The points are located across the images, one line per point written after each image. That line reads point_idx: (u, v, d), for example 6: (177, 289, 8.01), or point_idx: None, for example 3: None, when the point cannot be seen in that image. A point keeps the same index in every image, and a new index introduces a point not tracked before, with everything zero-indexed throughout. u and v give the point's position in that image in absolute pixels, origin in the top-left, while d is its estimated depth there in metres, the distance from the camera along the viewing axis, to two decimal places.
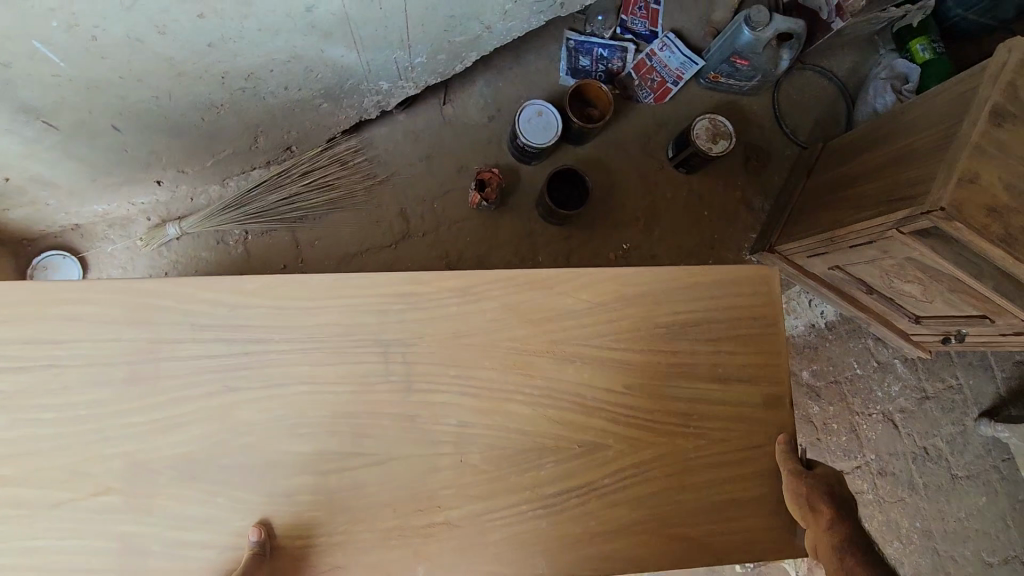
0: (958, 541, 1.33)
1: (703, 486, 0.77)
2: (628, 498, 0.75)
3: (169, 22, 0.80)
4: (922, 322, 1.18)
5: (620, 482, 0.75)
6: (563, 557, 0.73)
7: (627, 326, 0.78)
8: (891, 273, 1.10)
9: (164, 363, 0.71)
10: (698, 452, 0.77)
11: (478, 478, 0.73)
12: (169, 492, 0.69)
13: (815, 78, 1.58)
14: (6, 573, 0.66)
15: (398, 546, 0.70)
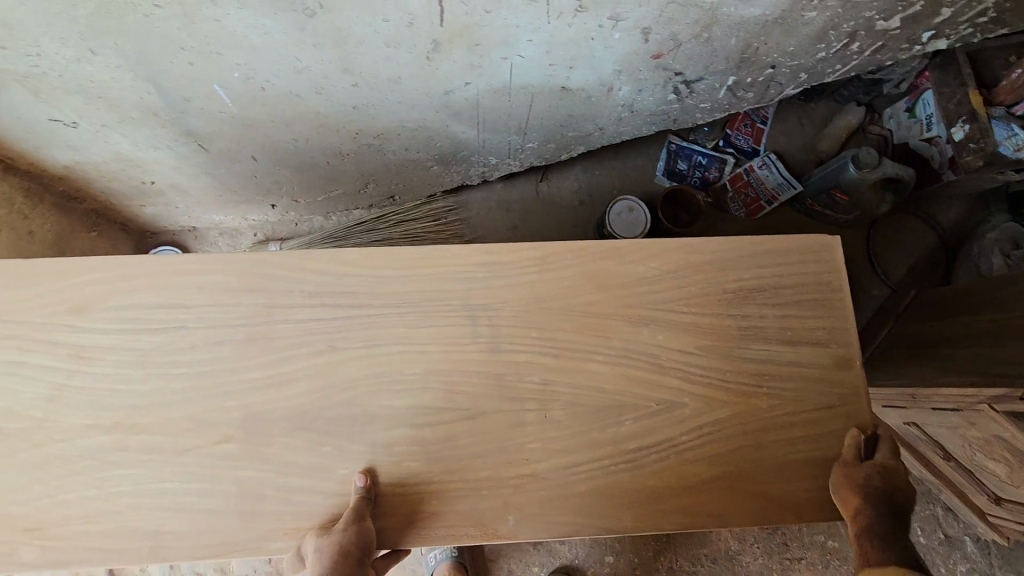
0: None
1: (780, 445, 0.79)
2: (705, 454, 0.78)
3: (328, 85, 1.00)
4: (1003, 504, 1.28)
5: (696, 439, 0.78)
6: (644, 510, 0.75)
7: (698, 293, 0.82)
8: (975, 445, 1.22)
9: (277, 325, 0.78)
10: (773, 412, 0.79)
11: (561, 434, 0.77)
12: (282, 442, 0.76)
13: (915, 223, 1.71)
14: (140, 509, 0.74)
15: (489, 496, 0.75)
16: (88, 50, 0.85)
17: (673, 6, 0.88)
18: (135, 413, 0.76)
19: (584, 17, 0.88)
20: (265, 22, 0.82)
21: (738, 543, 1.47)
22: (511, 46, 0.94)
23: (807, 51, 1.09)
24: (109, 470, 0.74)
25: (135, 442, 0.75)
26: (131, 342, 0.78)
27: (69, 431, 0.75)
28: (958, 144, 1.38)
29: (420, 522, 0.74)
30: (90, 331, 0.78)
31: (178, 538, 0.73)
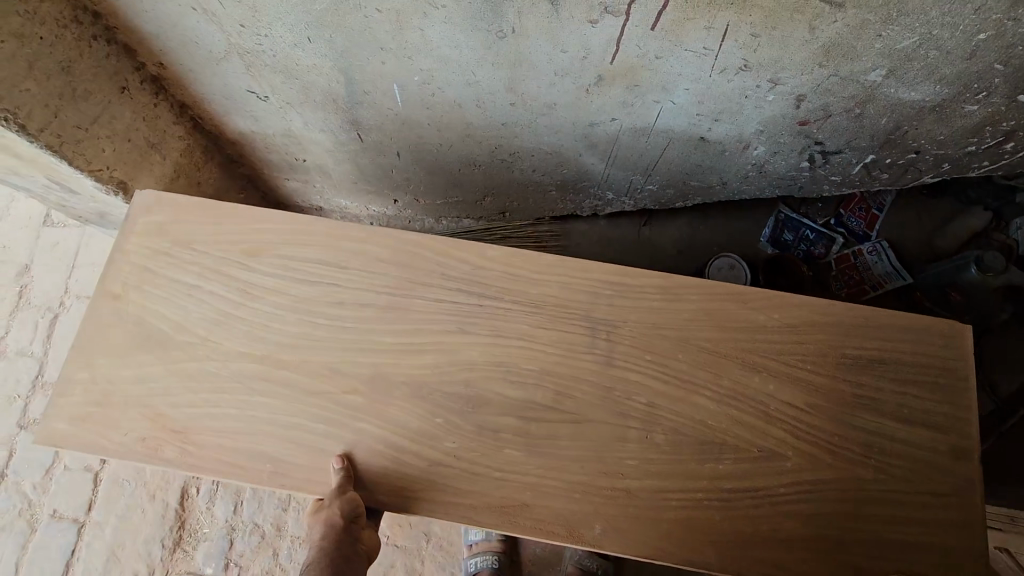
0: None
1: (881, 520, 0.77)
2: (802, 512, 0.77)
3: (487, 99, 1.10)
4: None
5: (795, 495, 0.78)
6: (732, 551, 0.76)
7: (816, 352, 0.83)
8: None
9: (416, 300, 0.86)
10: (878, 485, 0.78)
11: (660, 457, 0.79)
12: (400, 404, 0.82)
13: None
14: (267, 436, 0.81)
15: (581, 500, 0.78)
16: (306, 37, 0.96)
17: (835, 78, 0.94)
18: (280, 350, 0.84)
19: (745, 76, 0.94)
20: (459, 37, 0.93)
21: None
22: (666, 91, 1.01)
23: (957, 141, 1.14)
24: (250, 396, 0.83)
25: (275, 377, 0.83)
26: (288, 288, 0.87)
27: (224, 353, 0.84)
28: None
29: (512, 509, 0.78)
30: (259, 272, 0.88)
31: (294, 471, 0.80)
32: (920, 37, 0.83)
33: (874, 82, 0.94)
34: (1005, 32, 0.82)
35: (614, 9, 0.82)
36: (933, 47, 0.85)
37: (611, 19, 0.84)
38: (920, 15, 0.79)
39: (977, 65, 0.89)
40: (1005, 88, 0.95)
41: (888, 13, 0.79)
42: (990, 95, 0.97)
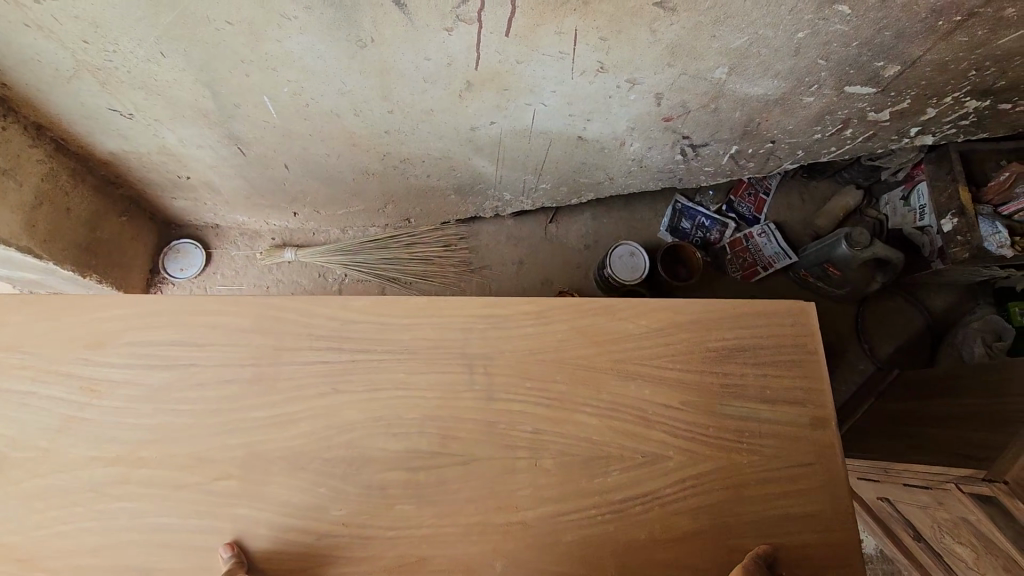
0: None
1: (759, 500, 0.83)
2: (687, 508, 0.82)
3: (366, 109, 1.10)
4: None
5: (679, 491, 0.82)
6: (629, 558, 0.79)
7: (686, 352, 0.88)
8: (943, 527, 1.30)
9: (283, 365, 0.85)
10: (753, 468, 0.84)
11: (551, 481, 0.82)
12: (280, 480, 0.81)
13: (904, 307, 1.80)
14: (128, 547, 0.78)
15: (478, 542, 0.80)
16: (159, 52, 0.96)
17: (684, 76, 0.97)
18: (139, 447, 0.81)
19: (604, 77, 0.98)
20: (322, 48, 0.94)
21: None
22: (535, 94, 1.04)
23: (804, 133, 1.12)
24: (107, 502, 0.79)
25: (133, 476, 0.80)
26: (142, 378, 0.84)
27: (74, 463, 0.81)
28: (947, 235, 1.51)
29: (411, 565, 0.78)
30: (103, 363, 0.84)
31: (165, 572, 0.77)
32: (750, 37, 0.86)
33: (719, 79, 0.97)
34: (819, 32, 0.84)
35: (465, 17, 0.85)
36: (762, 46, 0.88)
37: (465, 27, 0.87)
38: (745, 17, 0.82)
39: (803, 61, 0.91)
40: (832, 81, 0.96)
41: (715, 15, 0.82)
42: (821, 86, 0.97)
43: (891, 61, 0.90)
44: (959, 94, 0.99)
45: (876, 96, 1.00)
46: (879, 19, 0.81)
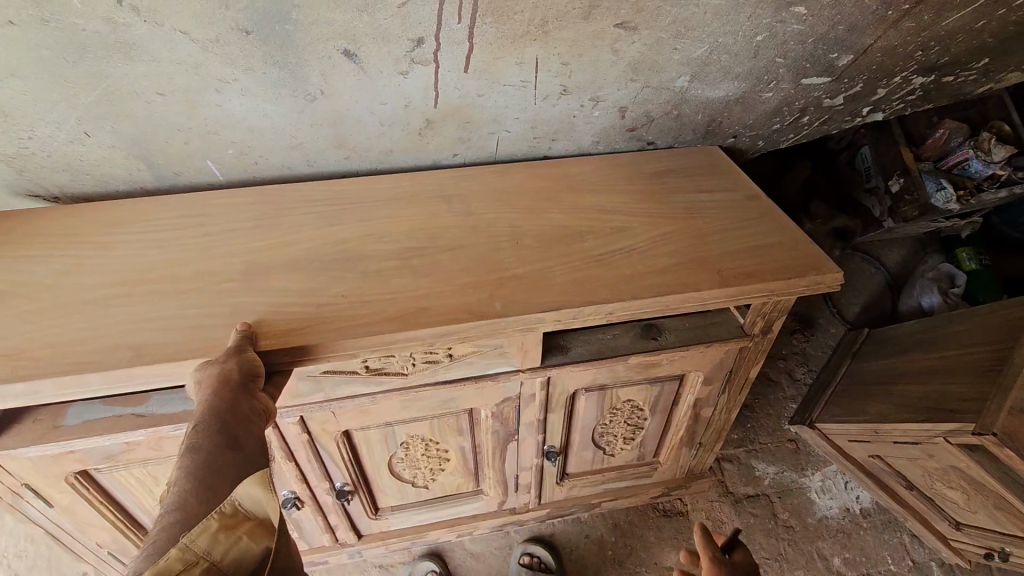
0: None
1: (725, 241, 0.89)
2: (664, 251, 0.87)
3: (319, 158, 1.01)
4: (963, 528, 1.47)
5: (652, 243, 0.88)
6: (623, 287, 0.81)
7: (626, 175, 1.04)
8: (935, 476, 1.38)
9: (283, 219, 0.91)
10: (711, 225, 0.92)
11: (536, 252, 0.86)
12: (275, 275, 0.81)
13: (862, 263, 1.90)
14: (125, 329, 0.73)
15: (476, 291, 0.80)
16: (83, 131, 0.87)
17: (648, 90, 0.97)
18: (142, 274, 0.81)
19: (569, 99, 0.97)
20: (267, 106, 0.89)
21: (714, 525, 1.58)
22: (499, 122, 1.00)
23: (764, 126, 1.13)
24: (102, 310, 0.76)
25: (135, 289, 0.79)
26: (147, 235, 0.88)
27: (71, 288, 0.79)
28: (895, 194, 1.58)
29: (410, 313, 0.76)
30: (120, 230, 0.88)
31: (162, 347, 0.71)
32: (710, 45, 0.90)
33: (682, 87, 0.98)
34: (777, 33, 0.89)
35: (422, 59, 0.85)
36: (723, 51, 0.91)
37: (421, 68, 0.86)
38: (705, 27, 0.86)
39: (762, 62, 0.94)
40: (789, 74, 0.98)
41: (676, 29, 0.86)
42: (779, 82, 0.99)
43: (844, 50, 0.93)
44: (907, 71, 1.02)
45: (831, 84, 1.02)
46: (833, 15, 0.86)
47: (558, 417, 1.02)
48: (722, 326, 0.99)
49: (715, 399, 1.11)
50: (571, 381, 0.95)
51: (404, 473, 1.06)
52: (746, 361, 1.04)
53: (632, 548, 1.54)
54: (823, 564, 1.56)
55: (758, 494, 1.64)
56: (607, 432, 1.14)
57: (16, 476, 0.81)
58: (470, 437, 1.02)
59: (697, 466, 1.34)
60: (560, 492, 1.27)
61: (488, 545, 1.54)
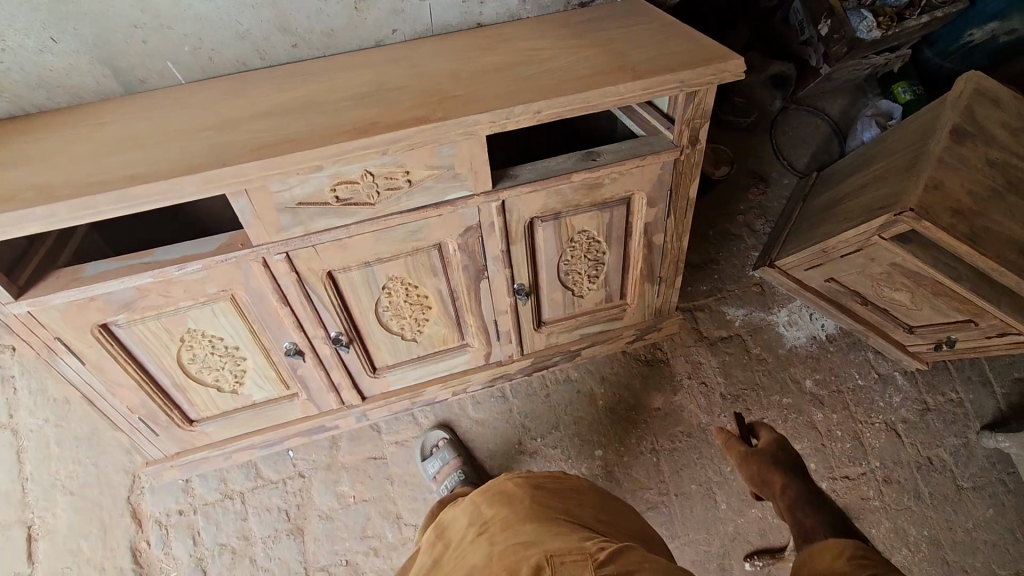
0: (949, 464, 1.74)
1: (638, 53, 1.01)
2: (583, 65, 0.99)
3: (268, 48, 1.11)
4: (916, 331, 1.61)
5: (572, 61, 1.00)
6: (547, 89, 0.94)
7: (550, 22, 1.16)
8: (881, 282, 1.52)
9: (251, 90, 1.05)
10: (626, 45, 1.04)
11: (470, 80, 1.00)
12: (249, 123, 0.95)
13: (808, 116, 1.95)
14: (125, 167, 0.87)
15: (421, 108, 0.93)
16: (49, 34, 0.99)
17: None
18: (133, 137, 0.95)
19: None
20: None
21: (694, 368, 1.74)
22: None
23: None
24: (103, 160, 0.89)
25: (129, 147, 0.92)
26: (133, 117, 1.01)
27: (74, 152, 0.92)
28: (825, 36, 1.67)
29: (366, 126, 0.91)
30: (109, 115, 1.02)
31: (158, 172, 0.85)
32: None
33: None
34: None
35: None
36: None
37: None
38: None
39: None
40: None
41: None
42: None
43: None
44: None
45: None
46: None
47: (521, 248, 1.17)
48: (654, 145, 1.11)
49: (662, 223, 1.23)
50: (523, 207, 1.10)
51: (391, 324, 1.23)
52: (683, 178, 1.16)
53: (621, 397, 1.71)
54: (796, 386, 1.75)
55: (730, 335, 1.78)
56: (572, 269, 1.27)
57: (47, 328, 0.99)
58: (445, 280, 1.19)
59: (665, 306, 1.46)
60: (540, 340, 1.40)
61: (490, 411, 1.68)
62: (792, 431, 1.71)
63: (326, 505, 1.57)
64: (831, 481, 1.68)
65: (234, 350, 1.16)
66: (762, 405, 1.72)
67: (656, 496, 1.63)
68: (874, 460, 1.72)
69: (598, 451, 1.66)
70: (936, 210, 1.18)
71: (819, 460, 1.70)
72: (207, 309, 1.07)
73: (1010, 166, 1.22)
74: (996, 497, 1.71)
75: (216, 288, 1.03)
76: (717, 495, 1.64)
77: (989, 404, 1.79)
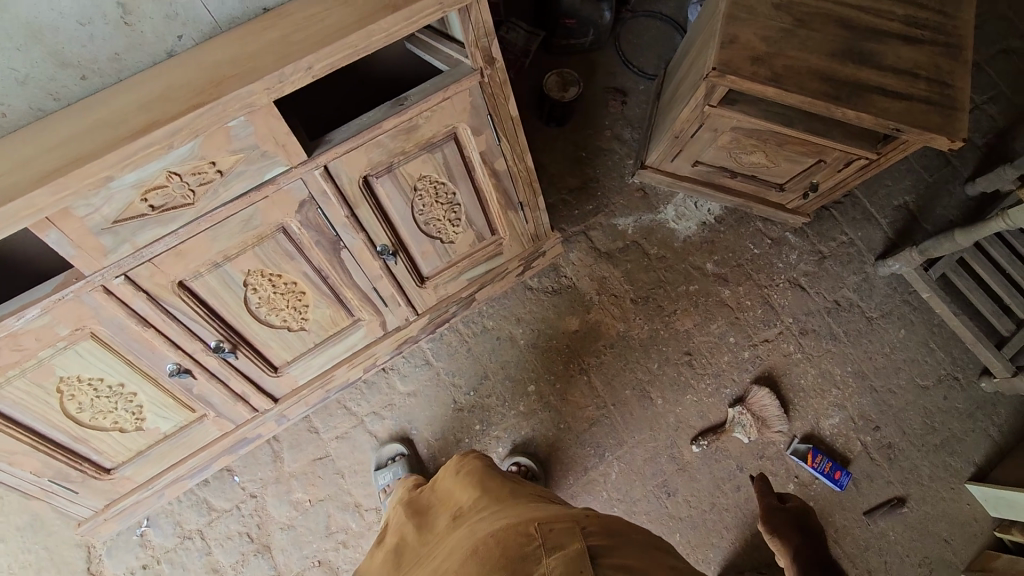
0: (854, 300, 1.85)
1: None
2: (347, 11, 1.00)
3: (62, 89, 1.04)
4: (786, 187, 1.70)
5: (337, 11, 1.01)
6: (314, 44, 0.95)
7: None
8: (735, 151, 1.59)
9: (36, 128, 1.02)
10: None
11: (243, 55, 0.99)
12: (33, 156, 0.94)
13: (646, 21, 2.05)
14: None
15: (196, 93, 0.93)
16: None
17: None
18: None
19: None
20: None
21: (602, 285, 1.80)
22: None
23: None
24: None
25: None
26: None
27: None
28: None
29: (144, 125, 0.90)
30: None
31: None
32: None
33: None
34: None
35: None
36: None
37: None
38: None
39: None
40: None
41: None
42: None
43: None
44: None
45: None
46: None
47: (366, 209, 1.20)
48: (455, 75, 1.12)
49: (498, 149, 1.26)
50: (349, 169, 1.12)
51: (273, 319, 1.26)
52: (498, 100, 1.18)
53: (540, 330, 1.76)
54: (698, 272, 1.83)
55: (626, 245, 1.84)
56: (429, 218, 1.30)
57: None
58: (305, 261, 1.21)
59: (539, 229, 1.54)
60: (430, 295, 1.46)
61: (419, 381, 1.71)
62: (706, 314, 1.80)
63: (285, 516, 1.60)
64: (752, 349, 1.79)
65: (121, 387, 1.17)
66: (672, 298, 1.81)
67: (596, 411, 1.72)
68: (787, 316, 1.82)
69: (530, 387, 1.72)
70: (737, 64, 1.25)
71: (738, 332, 1.80)
72: (71, 353, 1.07)
73: (796, 5, 1.31)
74: (900, 315, 1.85)
75: (69, 329, 1.03)
76: (651, 393, 1.74)
77: (877, 236, 1.89)
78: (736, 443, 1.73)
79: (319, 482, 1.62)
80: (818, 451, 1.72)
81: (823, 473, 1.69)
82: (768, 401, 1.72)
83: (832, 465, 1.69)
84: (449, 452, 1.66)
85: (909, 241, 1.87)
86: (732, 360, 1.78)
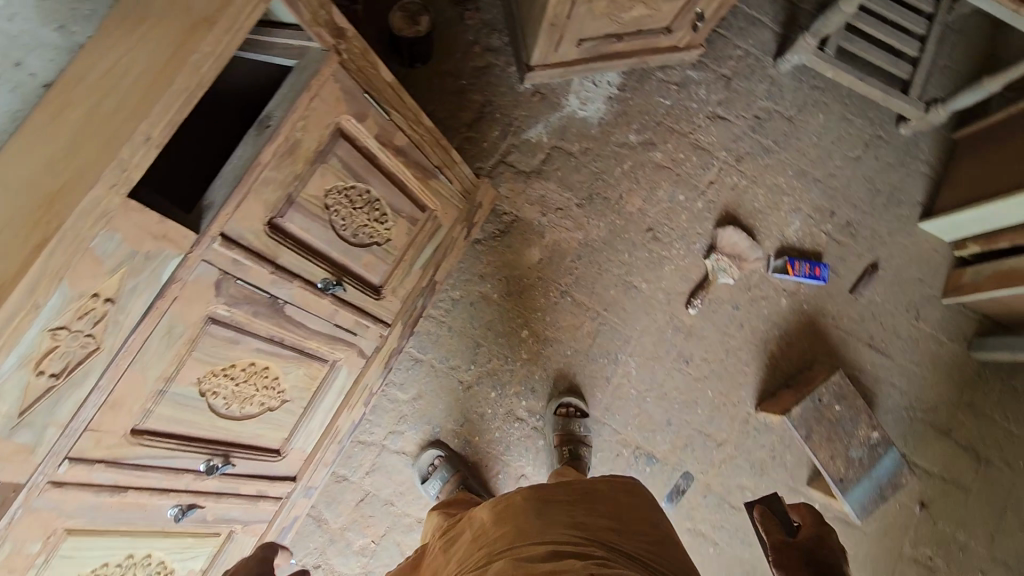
0: (771, 107, 1.85)
1: None
2: (153, 51, 0.79)
3: None
4: (673, 27, 1.62)
5: (140, 56, 0.80)
6: (137, 109, 0.75)
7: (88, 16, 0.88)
8: (614, 13, 1.47)
9: None
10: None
11: (54, 157, 0.77)
12: None
13: None
14: None
15: (26, 231, 0.73)
16: None
17: None
18: None
19: None
20: None
21: (542, 204, 1.72)
22: None
23: None
24: None
25: None
26: None
27: None
28: None
29: None
30: None
31: None
32: None
33: None
34: None
35: None
36: None
37: None
38: None
39: None
40: None
41: None
42: None
43: None
44: None
45: None
46: None
47: (288, 254, 1.04)
48: (308, 62, 0.95)
49: (391, 124, 1.12)
50: (247, 221, 0.95)
51: (250, 409, 1.12)
52: (368, 70, 1.04)
53: (506, 276, 1.69)
54: (625, 148, 1.77)
55: (548, 154, 1.74)
56: (354, 228, 1.15)
57: None
58: (252, 337, 1.06)
59: (463, 180, 1.42)
60: (392, 300, 1.34)
61: (418, 382, 1.63)
62: (649, 185, 1.77)
63: (356, 566, 1.60)
64: (702, 197, 1.79)
65: (131, 558, 1.04)
66: (611, 184, 1.76)
67: (592, 321, 1.72)
68: (719, 151, 1.82)
69: (523, 332, 1.68)
70: None
71: (684, 187, 1.79)
72: (58, 559, 0.93)
73: None
74: (814, 102, 1.87)
75: (40, 542, 0.88)
76: (634, 281, 1.74)
77: (767, 36, 1.86)
78: (725, 287, 1.78)
79: (370, 519, 1.60)
80: (793, 258, 1.79)
81: (805, 275, 1.78)
82: (737, 237, 1.76)
83: (809, 265, 1.78)
84: (478, 428, 1.64)
85: (796, 29, 1.86)
86: (690, 215, 1.78)
